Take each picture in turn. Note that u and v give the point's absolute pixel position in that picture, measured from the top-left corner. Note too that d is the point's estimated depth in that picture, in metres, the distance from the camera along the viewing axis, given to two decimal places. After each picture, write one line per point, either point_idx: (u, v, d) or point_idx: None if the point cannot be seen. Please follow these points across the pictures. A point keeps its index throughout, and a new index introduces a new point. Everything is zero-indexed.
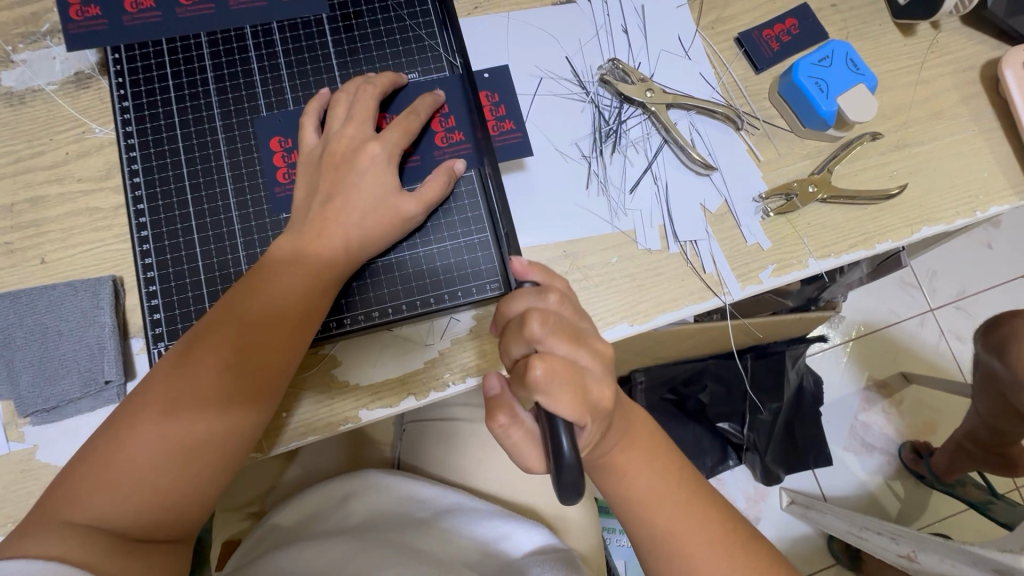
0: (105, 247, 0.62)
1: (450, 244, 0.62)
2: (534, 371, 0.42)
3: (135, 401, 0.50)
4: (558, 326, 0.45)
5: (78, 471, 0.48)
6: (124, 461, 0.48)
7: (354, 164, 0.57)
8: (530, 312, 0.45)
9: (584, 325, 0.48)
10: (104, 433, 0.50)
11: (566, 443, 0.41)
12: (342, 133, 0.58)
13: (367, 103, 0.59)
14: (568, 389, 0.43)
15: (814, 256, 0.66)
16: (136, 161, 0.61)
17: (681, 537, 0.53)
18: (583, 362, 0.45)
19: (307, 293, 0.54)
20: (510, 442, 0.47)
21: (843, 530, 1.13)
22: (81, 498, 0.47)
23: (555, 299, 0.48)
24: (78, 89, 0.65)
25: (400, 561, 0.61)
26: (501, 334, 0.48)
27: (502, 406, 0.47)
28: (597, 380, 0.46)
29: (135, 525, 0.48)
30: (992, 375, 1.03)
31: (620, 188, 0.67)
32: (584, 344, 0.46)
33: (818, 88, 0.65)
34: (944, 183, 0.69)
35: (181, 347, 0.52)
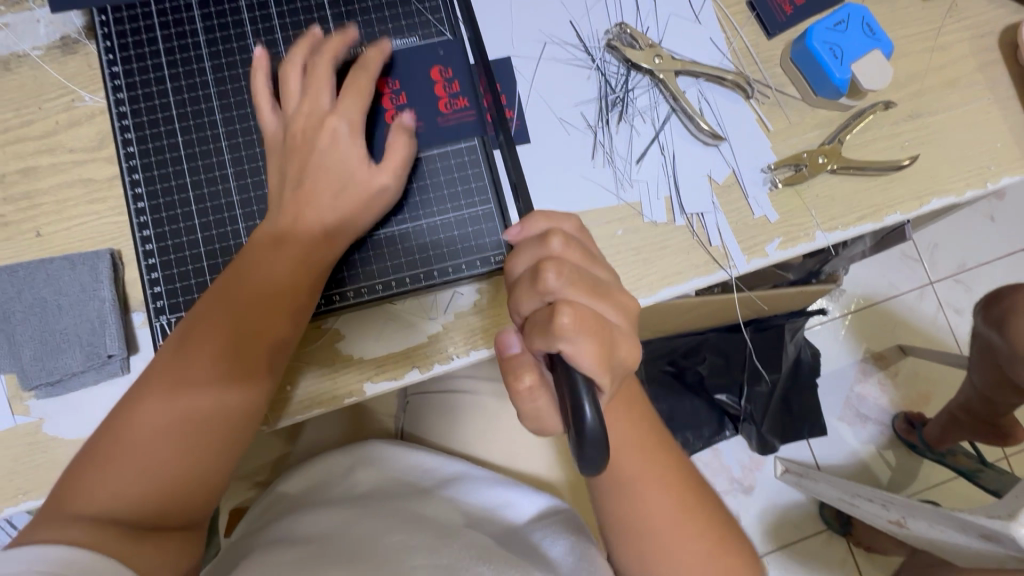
0: (102, 219, 0.61)
1: (453, 216, 0.61)
2: (562, 320, 0.41)
3: (129, 397, 0.50)
4: (575, 277, 0.44)
5: (82, 464, 0.48)
6: (125, 452, 0.48)
7: (313, 145, 0.55)
8: (545, 261, 0.44)
9: (599, 271, 0.46)
10: (100, 430, 0.49)
11: (590, 413, 0.38)
12: (298, 111, 0.56)
13: (319, 72, 0.56)
14: (594, 340, 0.42)
15: (822, 229, 0.65)
16: (129, 129, 0.59)
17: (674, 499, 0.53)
18: (605, 312, 0.44)
19: (301, 277, 0.54)
20: (532, 406, 0.45)
21: (834, 497, 1.15)
22: (84, 492, 0.46)
23: (559, 244, 0.45)
24: (64, 55, 0.63)
25: (402, 523, 0.61)
26: (511, 289, 0.47)
27: (526, 365, 0.45)
28: (623, 335, 0.45)
29: (146, 511, 0.48)
30: (990, 348, 1.03)
31: (626, 158, 0.65)
32: (605, 297, 0.45)
33: (833, 54, 0.63)
34: (956, 154, 0.67)
35: (176, 337, 0.52)
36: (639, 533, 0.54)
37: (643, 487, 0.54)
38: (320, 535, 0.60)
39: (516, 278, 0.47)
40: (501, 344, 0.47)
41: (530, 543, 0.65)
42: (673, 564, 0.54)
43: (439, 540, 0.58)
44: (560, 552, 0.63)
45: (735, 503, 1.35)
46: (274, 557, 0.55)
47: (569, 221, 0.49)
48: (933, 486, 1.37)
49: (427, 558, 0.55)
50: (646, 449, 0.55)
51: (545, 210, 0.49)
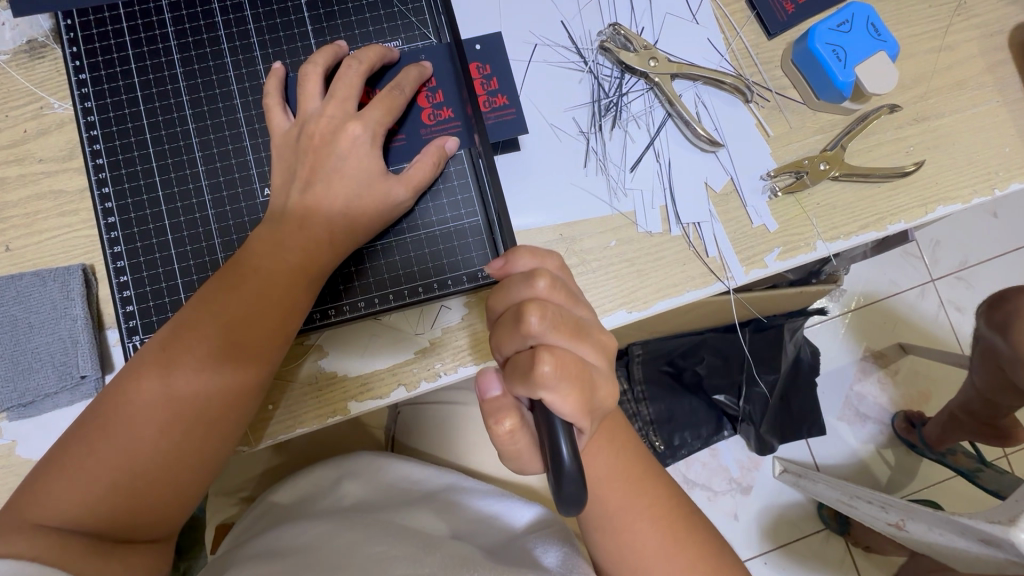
0: (73, 233, 0.59)
1: (439, 229, 0.58)
2: (542, 368, 0.39)
3: (110, 399, 0.48)
4: (559, 319, 0.43)
5: (54, 469, 0.46)
6: (100, 461, 0.46)
7: (334, 147, 0.53)
8: (529, 303, 0.43)
9: (581, 311, 0.46)
10: (79, 432, 0.48)
11: (567, 451, 0.38)
12: (320, 112, 0.53)
13: (351, 79, 0.54)
14: (576, 386, 0.40)
15: (823, 238, 0.63)
16: (98, 140, 0.57)
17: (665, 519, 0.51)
18: (588, 357, 0.43)
19: (290, 290, 0.51)
20: (512, 448, 0.43)
21: (833, 498, 1.14)
22: (55, 499, 0.45)
23: (545, 285, 0.44)
24: (32, 60, 0.60)
25: (387, 535, 0.59)
26: (494, 327, 0.46)
27: (505, 408, 0.43)
28: (603, 376, 0.44)
29: (113, 524, 0.46)
30: (992, 350, 1.02)
31: (620, 165, 0.63)
32: (587, 339, 0.44)
33: (836, 56, 0.60)
34: (963, 159, 0.65)
35: (155, 344, 0.49)
36: (632, 556, 0.52)
37: (636, 507, 0.53)
38: (298, 548, 0.58)
39: (499, 316, 0.46)
40: (482, 383, 0.45)
41: (524, 551, 0.61)
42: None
43: (422, 550, 0.56)
44: (553, 561, 0.59)
45: (733, 504, 1.34)
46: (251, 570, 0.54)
47: (553, 258, 0.49)
48: (932, 487, 1.36)
49: (405, 567, 0.53)
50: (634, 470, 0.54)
51: (530, 246, 0.47)
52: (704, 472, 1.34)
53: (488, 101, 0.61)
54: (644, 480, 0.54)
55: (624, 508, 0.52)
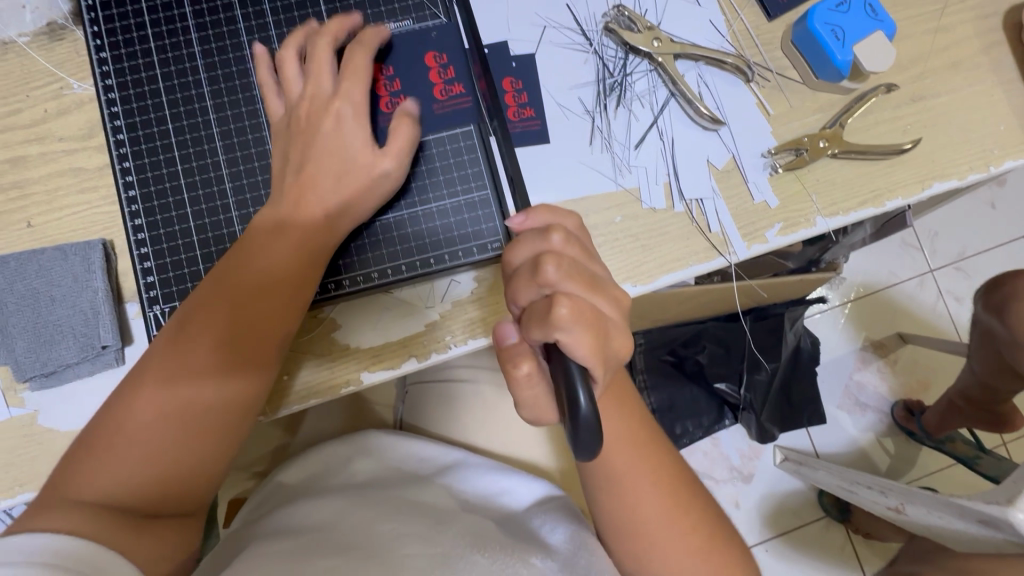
0: (93, 209, 0.60)
1: (449, 202, 0.60)
2: (560, 310, 0.41)
3: (130, 382, 0.50)
4: (574, 270, 0.44)
5: (79, 454, 0.48)
6: (125, 440, 0.48)
7: (319, 129, 0.54)
8: (545, 254, 0.44)
9: (596, 268, 0.47)
10: (102, 416, 0.49)
11: (583, 398, 0.39)
12: (334, 88, 0.55)
13: (359, 59, 0.56)
14: (591, 330, 0.42)
15: (823, 214, 0.64)
16: (118, 117, 0.58)
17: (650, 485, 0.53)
18: (603, 308, 0.44)
19: (302, 266, 0.53)
20: (530, 393, 0.45)
21: (833, 485, 1.15)
22: (85, 477, 0.46)
23: (560, 239, 0.45)
24: (52, 41, 0.62)
25: (401, 513, 0.60)
26: (510, 280, 0.46)
27: (524, 353, 0.44)
28: (616, 328, 0.45)
29: (143, 501, 0.47)
30: (990, 334, 1.03)
31: (624, 143, 0.64)
32: (601, 292, 0.45)
33: (835, 35, 0.62)
34: (958, 137, 0.66)
35: (172, 328, 0.51)
36: (640, 523, 0.54)
37: (643, 474, 0.54)
38: (316, 525, 0.59)
39: (515, 269, 0.46)
40: (500, 333, 0.45)
41: (530, 530, 0.63)
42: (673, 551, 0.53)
43: (433, 528, 0.57)
44: (561, 539, 0.60)
45: (734, 490, 1.35)
46: (271, 546, 0.55)
47: (570, 221, 0.50)
48: (931, 473, 1.38)
49: (417, 546, 0.54)
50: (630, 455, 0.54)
51: (549, 205, 0.49)
52: (705, 459, 1.35)
53: (518, 112, 0.63)
54: (652, 451, 0.55)
55: (634, 471, 0.54)
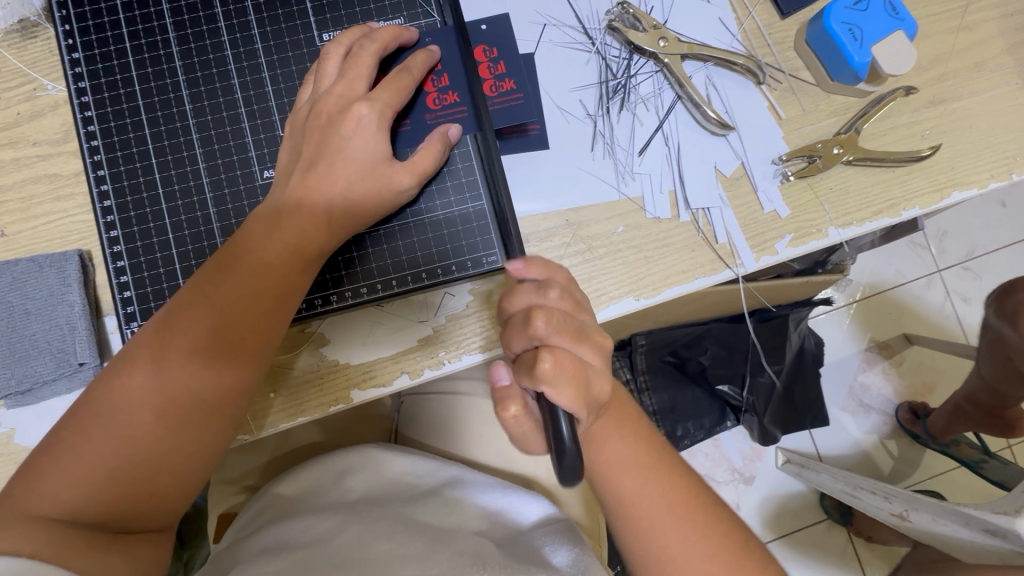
0: (68, 218, 0.57)
1: (444, 213, 0.57)
2: (542, 364, 0.39)
3: (104, 386, 0.47)
4: (564, 325, 0.42)
5: (49, 459, 0.45)
6: (96, 450, 0.45)
7: (338, 127, 0.51)
8: (536, 308, 0.42)
9: (586, 317, 0.45)
10: (73, 421, 0.46)
11: (567, 431, 0.39)
12: (335, 91, 0.52)
13: (362, 59, 0.52)
14: (574, 384, 0.40)
15: (835, 224, 0.61)
16: (92, 121, 0.55)
17: (646, 510, 0.51)
18: (589, 358, 0.43)
19: (285, 272, 0.50)
20: (517, 432, 0.44)
21: (836, 489, 1.13)
22: (54, 489, 0.44)
23: (555, 295, 0.43)
24: (24, 39, 0.58)
25: (394, 530, 0.58)
26: (502, 328, 0.45)
27: (512, 396, 0.43)
28: (600, 373, 0.44)
29: (111, 515, 0.45)
30: (1001, 340, 1.00)
31: (628, 149, 0.61)
32: (588, 341, 0.43)
33: (852, 35, 0.58)
34: (979, 143, 0.63)
35: (150, 330, 0.48)
36: (653, 552, 0.50)
37: (656, 500, 0.51)
38: (309, 542, 0.57)
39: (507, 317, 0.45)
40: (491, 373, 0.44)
41: (532, 548, 0.61)
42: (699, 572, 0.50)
43: (429, 547, 0.55)
44: (563, 561, 0.59)
45: (735, 494, 1.33)
46: (259, 568, 0.53)
47: (561, 271, 0.48)
48: (936, 477, 1.35)
49: (413, 568, 0.51)
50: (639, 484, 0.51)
51: (545, 260, 0.47)
52: (706, 462, 1.33)
53: (494, 86, 0.59)
54: (665, 474, 0.52)
55: (640, 488, 0.51)
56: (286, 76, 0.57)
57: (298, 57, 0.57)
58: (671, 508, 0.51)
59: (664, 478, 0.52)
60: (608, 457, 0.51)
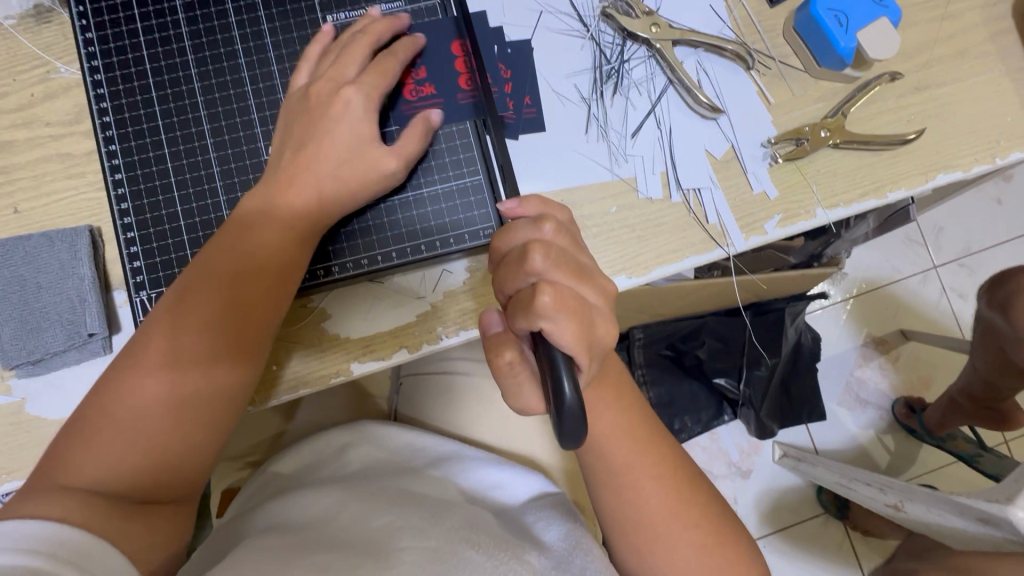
0: (80, 195, 0.60)
1: (442, 188, 0.59)
2: (541, 299, 0.40)
3: (118, 367, 0.49)
4: (561, 260, 0.43)
5: (70, 438, 0.47)
6: (113, 426, 0.47)
7: (327, 110, 0.53)
8: (533, 243, 0.43)
9: (584, 258, 0.46)
10: (88, 402, 0.48)
11: (569, 391, 0.38)
12: (334, 69, 0.54)
13: (354, 48, 0.55)
14: (575, 320, 0.41)
15: (823, 206, 0.63)
16: (104, 98, 0.57)
17: (636, 475, 0.52)
18: (590, 298, 0.44)
19: (291, 249, 0.52)
20: (513, 382, 0.45)
21: (832, 480, 1.14)
22: (74, 465, 0.46)
23: (550, 229, 0.45)
24: (38, 24, 0.61)
25: (396, 505, 0.59)
26: (497, 267, 0.46)
27: (508, 342, 0.44)
28: (603, 317, 0.45)
29: (131, 488, 0.46)
30: (992, 330, 1.02)
31: (621, 131, 0.63)
32: (589, 281, 0.45)
33: (837, 22, 0.61)
34: (964, 128, 0.65)
35: (161, 310, 0.50)
36: (645, 520, 0.52)
37: (644, 466, 0.53)
38: (315, 516, 0.59)
39: (503, 257, 0.46)
40: (484, 321, 0.47)
41: (523, 524, 0.62)
42: (689, 537, 0.52)
43: (429, 521, 0.56)
44: (555, 536, 0.60)
45: (732, 486, 1.34)
46: (267, 540, 0.55)
47: (561, 212, 0.50)
48: (931, 471, 1.36)
49: (413, 539, 0.53)
50: (627, 455, 0.53)
51: (542, 198, 0.49)
52: (703, 454, 1.34)
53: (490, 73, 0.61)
54: (653, 443, 0.54)
55: (631, 456, 0.53)
56: (291, 55, 0.59)
57: (303, 38, 0.59)
58: (657, 472, 0.53)
59: (654, 446, 0.54)
60: (599, 423, 0.53)
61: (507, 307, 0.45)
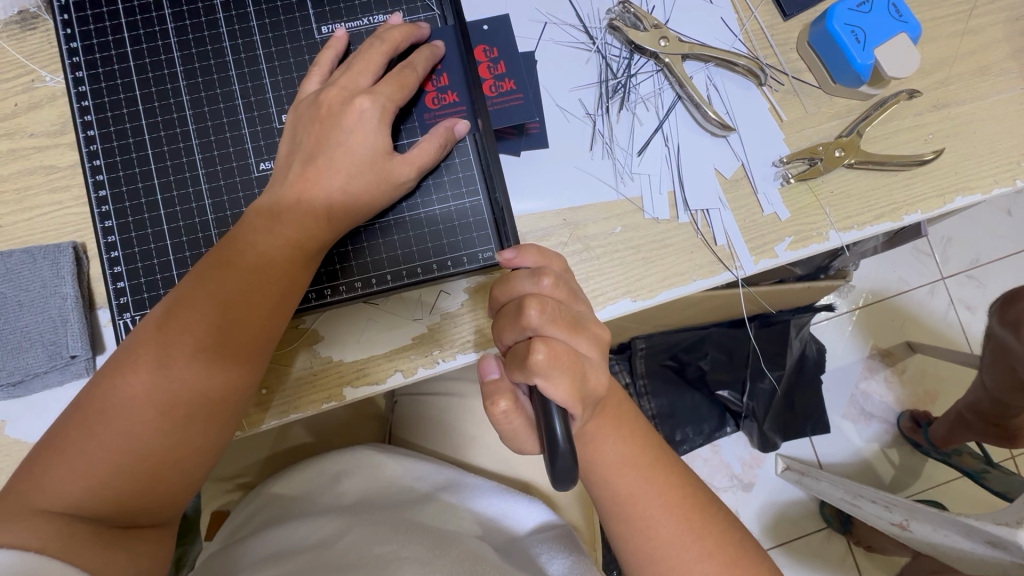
0: (64, 210, 0.57)
1: (440, 208, 0.56)
2: (535, 356, 0.39)
3: (104, 382, 0.46)
4: (557, 314, 0.42)
5: (50, 455, 0.44)
6: (98, 447, 0.44)
7: (340, 119, 0.51)
8: (529, 296, 0.42)
9: (581, 307, 0.45)
10: (72, 417, 0.45)
11: (561, 431, 0.37)
12: (335, 82, 0.52)
13: (371, 55, 0.53)
14: (568, 376, 0.39)
15: (836, 228, 0.61)
16: (89, 111, 0.55)
17: (642, 508, 0.50)
18: (584, 350, 0.42)
19: (291, 266, 0.49)
20: (509, 429, 0.43)
21: (835, 497, 1.11)
22: (56, 486, 0.43)
23: (550, 281, 0.44)
24: (23, 31, 0.58)
25: (392, 534, 0.57)
26: (495, 317, 0.45)
27: (503, 390, 0.42)
28: (595, 367, 0.43)
29: (116, 511, 0.45)
30: (1003, 348, 0.99)
31: (627, 149, 0.61)
32: (585, 332, 0.43)
33: (855, 37, 0.58)
34: (984, 148, 0.62)
35: (151, 323, 0.47)
36: (650, 558, 0.50)
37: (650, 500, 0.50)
38: (310, 550, 0.57)
39: (501, 307, 0.45)
40: (483, 367, 0.45)
41: (528, 557, 0.61)
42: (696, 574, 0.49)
43: (433, 552, 0.55)
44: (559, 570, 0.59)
45: (734, 501, 1.32)
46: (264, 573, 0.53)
47: (559, 260, 0.48)
48: (938, 487, 1.34)
49: (415, 570, 0.51)
50: (627, 490, 0.50)
51: (540, 246, 0.47)
52: (705, 468, 1.32)
53: (495, 86, 0.59)
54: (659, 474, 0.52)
55: (637, 488, 0.50)
56: (284, 68, 0.57)
57: (297, 50, 0.57)
58: (661, 510, 0.50)
59: (661, 478, 0.51)
60: (603, 454, 0.50)
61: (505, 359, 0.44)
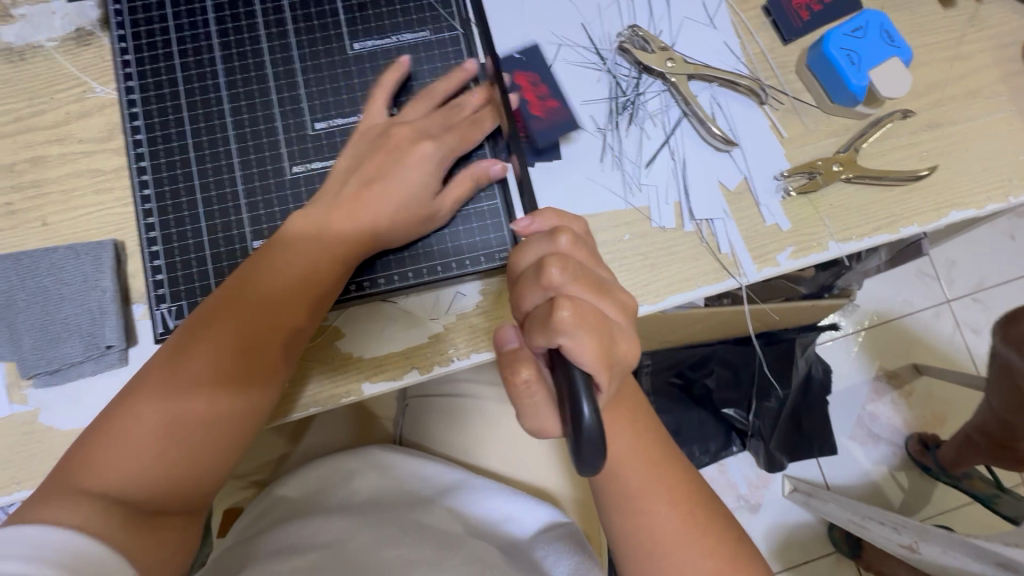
0: (107, 210, 0.61)
1: (459, 211, 0.60)
2: (561, 314, 0.41)
3: (153, 372, 0.49)
4: (578, 273, 0.44)
5: (98, 438, 0.46)
6: (142, 431, 0.46)
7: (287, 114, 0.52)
8: (550, 257, 0.44)
9: (602, 271, 0.47)
10: (120, 404, 0.48)
11: (588, 412, 0.38)
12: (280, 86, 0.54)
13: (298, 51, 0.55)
14: (593, 336, 0.42)
15: (835, 239, 0.63)
16: (138, 117, 0.60)
17: (648, 503, 0.52)
18: (608, 313, 0.45)
19: (330, 276, 0.54)
20: (530, 401, 0.46)
21: (843, 518, 1.10)
22: (100, 467, 0.45)
23: (566, 241, 0.46)
24: (79, 46, 0.64)
25: (403, 537, 0.59)
26: (514, 285, 0.47)
27: (524, 359, 0.46)
28: (624, 333, 0.46)
29: (151, 496, 0.46)
30: (1007, 367, 0.98)
31: (635, 161, 0.64)
32: (608, 295, 0.45)
33: (849, 60, 0.63)
34: (977, 166, 0.65)
35: (201, 319, 0.50)
36: (655, 556, 0.51)
37: (658, 494, 0.52)
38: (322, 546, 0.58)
39: (518, 274, 0.47)
40: (500, 337, 0.48)
41: (531, 559, 0.62)
42: (702, 571, 0.51)
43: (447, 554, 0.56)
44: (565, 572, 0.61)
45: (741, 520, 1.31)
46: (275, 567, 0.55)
47: (576, 223, 0.51)
48: (948, 511, 1.32)
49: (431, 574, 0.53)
50: (634, 485, 0.52)
51: (557, 210, 0.50)
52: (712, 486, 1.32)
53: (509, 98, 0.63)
54: (666, 469, 0.53)
55: (645, 485, 0.52)
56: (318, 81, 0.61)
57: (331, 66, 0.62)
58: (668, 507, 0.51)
59: (669, 474, 0.53)
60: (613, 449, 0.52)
61: (522, 324, 0.46)
